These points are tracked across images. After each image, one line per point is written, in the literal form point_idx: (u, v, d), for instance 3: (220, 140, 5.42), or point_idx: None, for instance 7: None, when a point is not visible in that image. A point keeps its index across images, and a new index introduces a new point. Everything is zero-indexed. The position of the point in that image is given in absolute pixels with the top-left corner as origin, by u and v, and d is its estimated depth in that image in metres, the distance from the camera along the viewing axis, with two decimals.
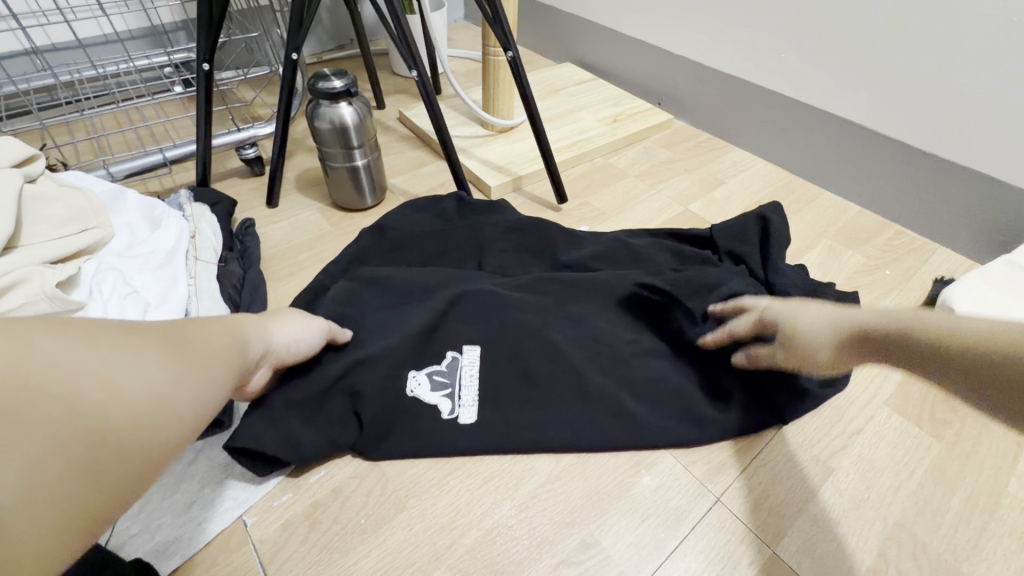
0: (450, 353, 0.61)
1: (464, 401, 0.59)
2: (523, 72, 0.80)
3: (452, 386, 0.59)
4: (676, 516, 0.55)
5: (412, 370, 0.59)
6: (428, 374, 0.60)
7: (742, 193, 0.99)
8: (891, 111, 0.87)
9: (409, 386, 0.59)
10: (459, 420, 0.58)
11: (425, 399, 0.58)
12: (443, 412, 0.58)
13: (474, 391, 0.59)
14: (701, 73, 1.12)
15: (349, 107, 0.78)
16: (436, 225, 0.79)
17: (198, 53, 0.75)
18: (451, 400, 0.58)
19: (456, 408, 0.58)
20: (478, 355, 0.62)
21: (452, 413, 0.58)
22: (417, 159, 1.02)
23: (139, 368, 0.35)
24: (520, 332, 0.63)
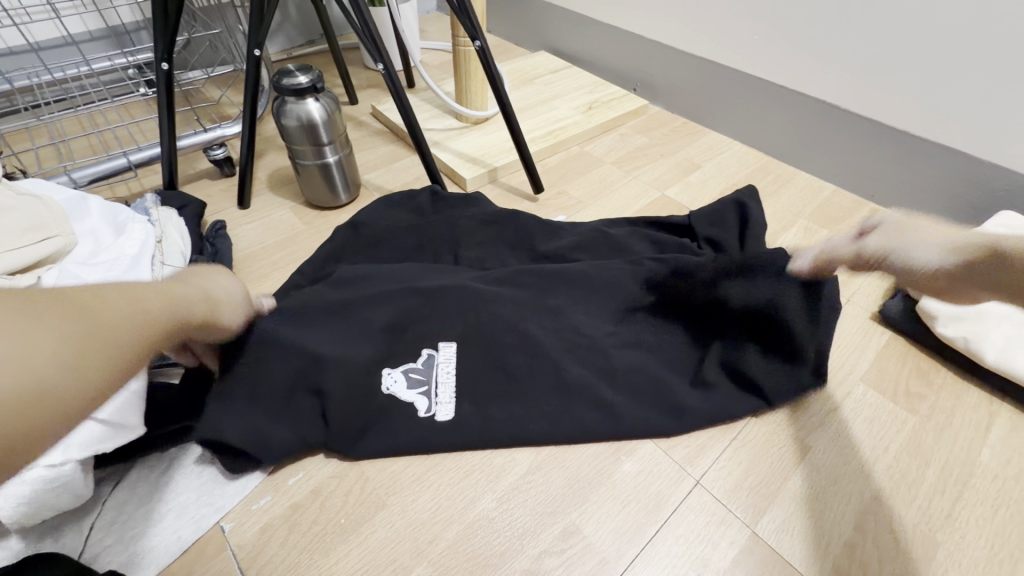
0: (426, 350, 0.61)
1: (441, 399, 0.58)
2: (493, 62, 0.79)
3: (429, 383, 0.59)
4: (657, 500, 0.55)
5: (387, 367, 0.59)
6: (405, 371, 0.59)
7: (719, 177, 0.99)
8: (861, 89, 0.87)
9: (384, 383, 0.58)
10: (436, 419, 0.58)
11: (401, 397, 0.58)
12: (419, 410, 0.58)
13: (450, 388, 0.59)
14: (674, 57, 1.12)
15: (315, 103, 0.77)
16: (411, 219, 0.78)
17: (157, 54, 0.72)
18: (428, 399, 0.58)
19: (432, 406, 0.58)
20: (455, 352, 0.61)
21: (429, 411, 0.58)
22: (391, 154, 1.01)
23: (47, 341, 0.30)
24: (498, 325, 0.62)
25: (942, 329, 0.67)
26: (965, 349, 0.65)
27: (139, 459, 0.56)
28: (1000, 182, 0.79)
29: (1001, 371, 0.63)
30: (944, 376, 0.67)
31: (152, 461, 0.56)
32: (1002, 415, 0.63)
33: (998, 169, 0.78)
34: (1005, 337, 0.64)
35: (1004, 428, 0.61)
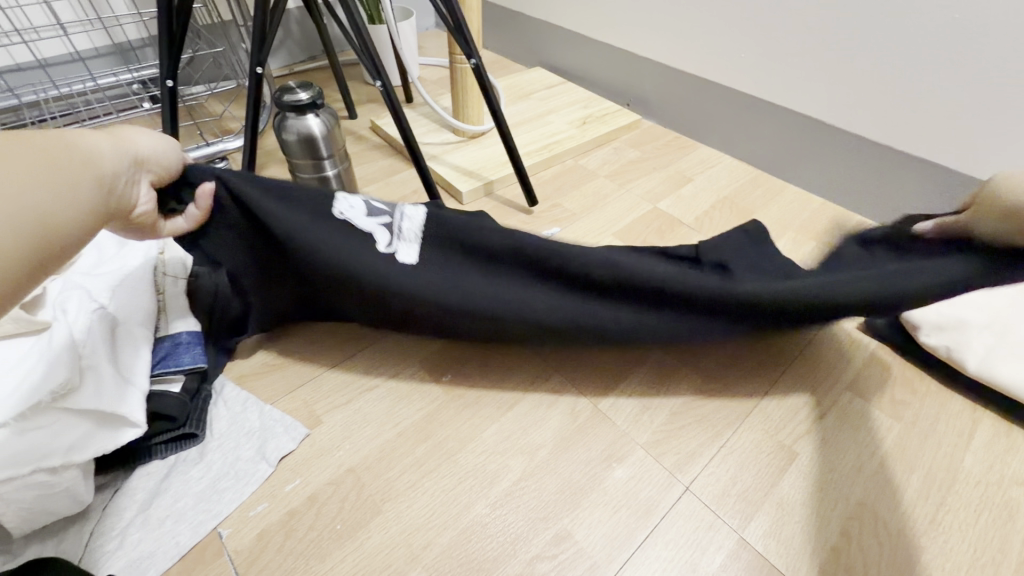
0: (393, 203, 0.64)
1: (403, 240, 0.62)
2: (488, 79, 0.81)
3: (387, 220, 0.62)
4: (647, 507, 0.56)
5: (344, 195, 0.62)
6: (364, 202, 0.63)
7: (709, 190, 1.01)
8: (845, 105, 0.90)
9: (338, 207, 0.61)
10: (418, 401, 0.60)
11: (360, 225, 0.61)
12: (379, 244, 0.62)
13: (411, 230, 0.62)
14: (666, 74, 1.15)
15: (315, 119, 0.79)
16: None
17: (161, 72, 0.74)
18: (389, 234, 0.62)
19: (393, 243, 0.62)
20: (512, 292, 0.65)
21: (390, 247, 0.62)
22: (389, 168, 1.04)
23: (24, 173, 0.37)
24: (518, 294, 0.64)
25: (925, 337, 0.69)
26: (946, 358, 0.67)
27: (138, 467, 0.57)
28: None
29: (981, 379, 0.65)
30: (928, 383, 0.68)
31: (151, 467, 0.57)
32: (986, 422, 0.64)
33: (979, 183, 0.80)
34: (985, 345, 0.66)
35: (987, 435, 0.63)
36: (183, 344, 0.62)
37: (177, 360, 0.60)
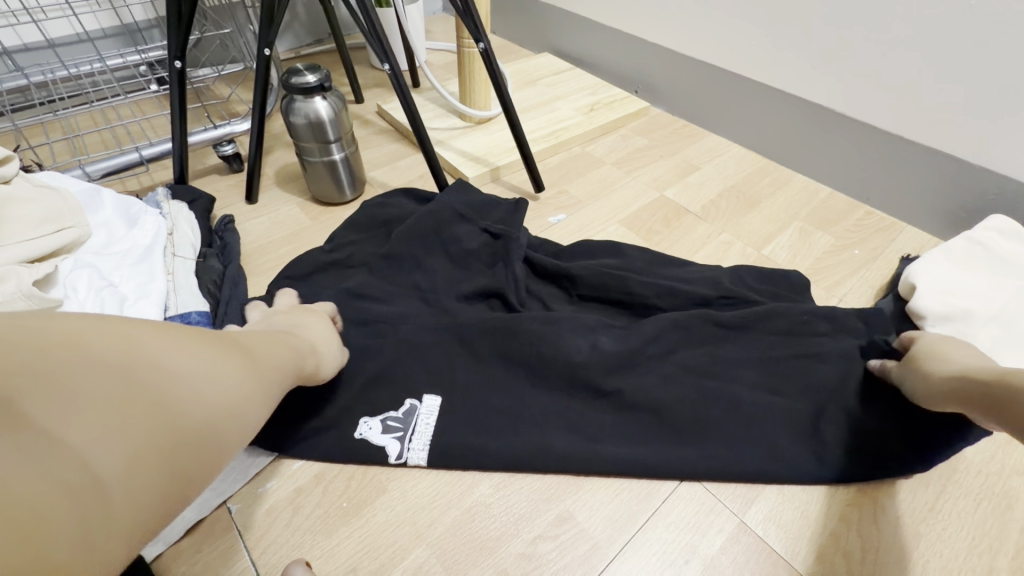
0: (408, 400, 0.60)
1: (413, 445, 0.57)
2: (495, 63, 0.80)
3: (404, 429, 0.58)
4: (649, 490, 0.57)
5: (365, 415, 0.59)
6: (382, 418, 0.59)
7: (717, 178, 1.01)
8: (856, 93, 0.89)
9: (359, 429, 0.58)
10: (406, 465, 0.57)
11: (374, 441, 0.58)
12: (391, 456, 0.57)
13: (425, 437, 0.58)
14: (675, 60, 1.13)
15: (323, 102, 0.79)
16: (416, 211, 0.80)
17: (170, 51, 0.74)
18: (401, 444, 0.57)
19: (404, 453, 0.57)
20: (569, 446, 0.57)
21: (401, 457, 0.57)
22: (395, 152, 1.03)
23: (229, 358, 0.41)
24: (535, 401, 0.60)
25: (930, 327, 0.68)
26: None
27: None
28: (991, 185, 0.80)
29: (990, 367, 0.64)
30: None
31: None
32: None
33: (989, 173, 0.80)
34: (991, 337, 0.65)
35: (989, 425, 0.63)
36: (193, 324, 0.61)
37: None
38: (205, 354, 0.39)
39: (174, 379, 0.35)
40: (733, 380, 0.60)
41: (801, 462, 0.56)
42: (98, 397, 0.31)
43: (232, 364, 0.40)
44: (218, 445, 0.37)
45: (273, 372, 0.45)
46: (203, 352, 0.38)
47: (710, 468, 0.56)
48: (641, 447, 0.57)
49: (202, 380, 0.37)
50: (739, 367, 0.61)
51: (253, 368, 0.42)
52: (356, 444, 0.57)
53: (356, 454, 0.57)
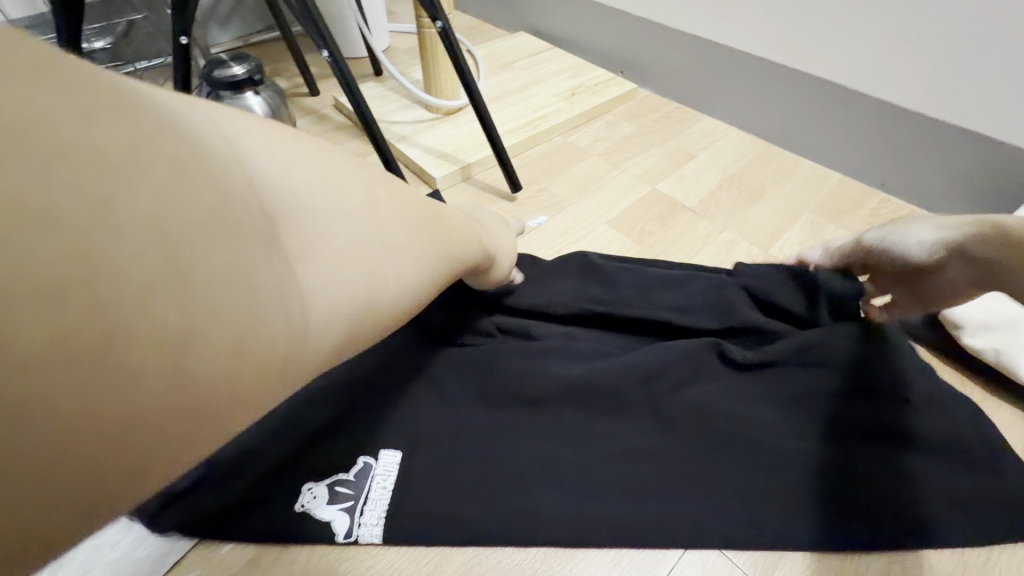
0: (361, 459, 0.51)
1: (366, 520, 0.48)
2: (456, 44, 0.69)
3: (355, 499, 0.49)
4: (653, 556, 0.48)
5: (309, 481, 0.49)
6: (329, 484, 0.49)
7: (715, 167, 0.90)
8: (869, 65, 0.79)
9: (302, 499, 0.49)
10: (358, 544, 0.47)
11: (320, 514, 0.48)
12: (339, 534, 0.48)
13: (380, 508, 0.49)
14: (663, 35, 1.02)
15: (255, 97, 0.67)
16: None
17: (60, 44, 0.61)
18: (350, 518, 0.48)
19: (354, 530, 0.48)
20: (552, 504, 0.48)
21: (350, 535, 0.48)
22: (354, 151, 0.92)
23: (416, 230, 0.33)
24: (514, 452, 0.51)
25: (968, 340, 0.59)
26: (995, 364, 0.57)
27: None
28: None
29: None
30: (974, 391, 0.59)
31: None
32: None
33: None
34: None
35: None
36: None
37: None
38: (396, 224, 0.32)
39: (349, 218, 0.29)
40: (747, 414, 0.53)
41: (828, 517, 0.47)
42: (280, 226, 0.25)
43: (408, 240, 0.32)
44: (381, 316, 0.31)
45: (448, 252, 0.37)
46: (391, 217, 0.31)
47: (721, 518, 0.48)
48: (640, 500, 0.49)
49: (384, 250, 0.30)
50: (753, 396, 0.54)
51: (443, 248, 0.36)
52: (298, 520, 0.48)
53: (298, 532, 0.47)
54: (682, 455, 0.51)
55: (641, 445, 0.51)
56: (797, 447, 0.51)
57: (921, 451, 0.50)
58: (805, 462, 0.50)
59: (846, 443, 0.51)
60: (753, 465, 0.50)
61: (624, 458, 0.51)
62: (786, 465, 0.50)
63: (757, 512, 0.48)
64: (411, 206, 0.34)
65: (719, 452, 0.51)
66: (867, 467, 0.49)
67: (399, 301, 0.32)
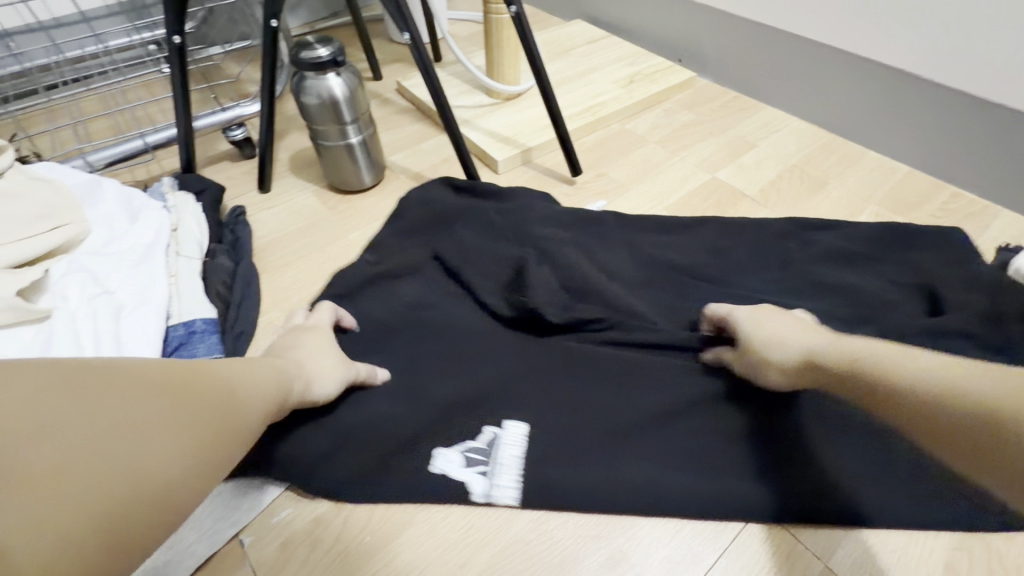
0: (489, 427, 0.53)
1: (500, 481, 0.50)
2: (528, 29, 0.71)
3: (488, 463, 0.51)
4: (714, 526, 0.49)
5: (439, 448, 0.51)
6: (462, 451, 0.52)
7: (775, 157, 0.90)
8: (946, 54, 0.76)
9: (437, 464, 0.51)
10: (494, 504, 0.50)
11: (456, 477, 0.51)
12: (475, 494, 0.50)
13: (514, 470, 0.51)
14: (725, 24, 1.01)
15: (336, 78, 0.71)
16: (447, 204, 0.73)
17: (167, 25, 0.66)
18: (487, 480, 0.51)
19: (492, 492, 0.50)
20: (607, 470, 0.50)
21: (487, 495, 0.50)
22: (418, 134, 0.95)
23: (179, 400, 0.36)
24: (562, 416, 0.54)
25: None
26: None
27: None
28: None
29: None
30: None
31: None
32: None
33: None
34: None
35: None
36: (197, 333, 0.55)
37: (190, 350, 0.53)
38: (153, 405, 0.34)
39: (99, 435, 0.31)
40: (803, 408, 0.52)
41: (892, 501, 0.48)
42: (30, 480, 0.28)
43: (174, 416, 0.35)
44: (176, 508, 0.33)
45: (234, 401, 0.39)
46: (151, 404, 0.34)
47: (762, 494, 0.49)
48: (685, 469, 0.50)
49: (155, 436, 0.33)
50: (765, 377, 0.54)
51: (227, 402, 0.39)
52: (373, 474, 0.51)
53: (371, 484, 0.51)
54: (737, 445, 0.51)
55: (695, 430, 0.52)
56: (851, 439, 0.51)
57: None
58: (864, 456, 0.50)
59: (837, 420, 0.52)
60: (809, 458, 0.50)
61: (686, 435, 0.52)
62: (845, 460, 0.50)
63: (818, 504, 0.48)
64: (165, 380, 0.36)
65: (775, 445, 0.51)
66: (856, 445, 0.50)
67: (199, 457, 0.35)
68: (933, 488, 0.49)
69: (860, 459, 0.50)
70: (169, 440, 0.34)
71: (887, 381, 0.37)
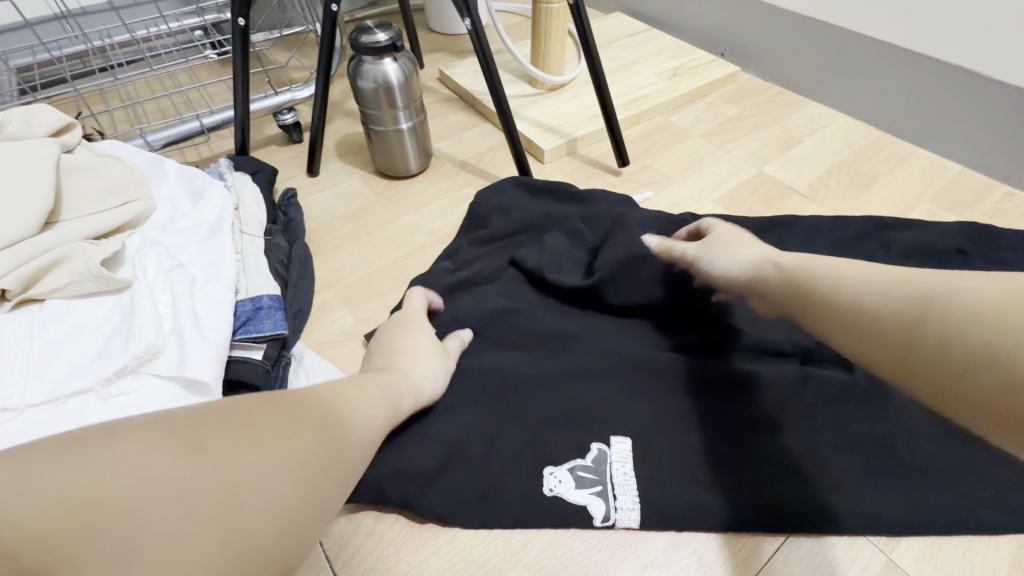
0: (597, 444, 0.51)
1: (622, 505, 0.49)
2: (586, 18, 0.71)
3: (603, 483, 0.50)
4: None
5: (550, 466, 0.50)
6: (571, 470, 0.50)
7: (823, 152, 0.89)
8: (1007, 50, 0.75)
9: (547, 484, 0.50)
10: (614, 528, 0.49)
11: (570, 499, 0.49)
12: (594, 517, 0.49)
13: (631, 492, 0.50)
14: (772, 17, 1.00)
15: (393, 64, 0.72)
16: (530, 210, 0.71)
17: (232, 6, 0.67)
18: (605, 503, 0.49)
19: (610, 515, 0.49)
20: (630, 448, 0.52)
21: (608, 519, 0.49)
22: (462, 122, 0.96)
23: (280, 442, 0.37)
24: (583, 394, 0.55)
25: None
26: None
27: None
28: None
29: None
30: None
31: None
32: None
33: None
34: None
35: None
36: (264, 309, 0.56)
37: (258, 325, 0.54)
38: (264, 452, 0.36)
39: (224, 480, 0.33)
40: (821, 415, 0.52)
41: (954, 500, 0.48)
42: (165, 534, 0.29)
43: (281, 464, 0.36)
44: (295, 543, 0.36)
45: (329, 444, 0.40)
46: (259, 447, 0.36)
47: (800, 487, 0.49)
48: (720, 459, 0.50)
49: (263, 482, 0.35)
50: (774, 371, 0.55)
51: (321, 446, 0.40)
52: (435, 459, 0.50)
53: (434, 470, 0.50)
54: (757, 449, 0.51)
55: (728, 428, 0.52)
56: (870, 448, 0.50)
57: (890, 413, 0.52)
58: (885, 466, 0.49)
59: (841, 404, 0.53)
60: (832, 466, 0.49)
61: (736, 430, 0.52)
62: (864, 472, 0.49)
63: (848, 516, 0.48)
64: (269, 419, 0.38)
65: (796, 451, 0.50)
66: (863, 428, 0.52)
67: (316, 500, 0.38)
68: (934, 478, 0.49)
69: (881, 471, 0.49)
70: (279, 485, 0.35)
71: (870, 318, 0.35)
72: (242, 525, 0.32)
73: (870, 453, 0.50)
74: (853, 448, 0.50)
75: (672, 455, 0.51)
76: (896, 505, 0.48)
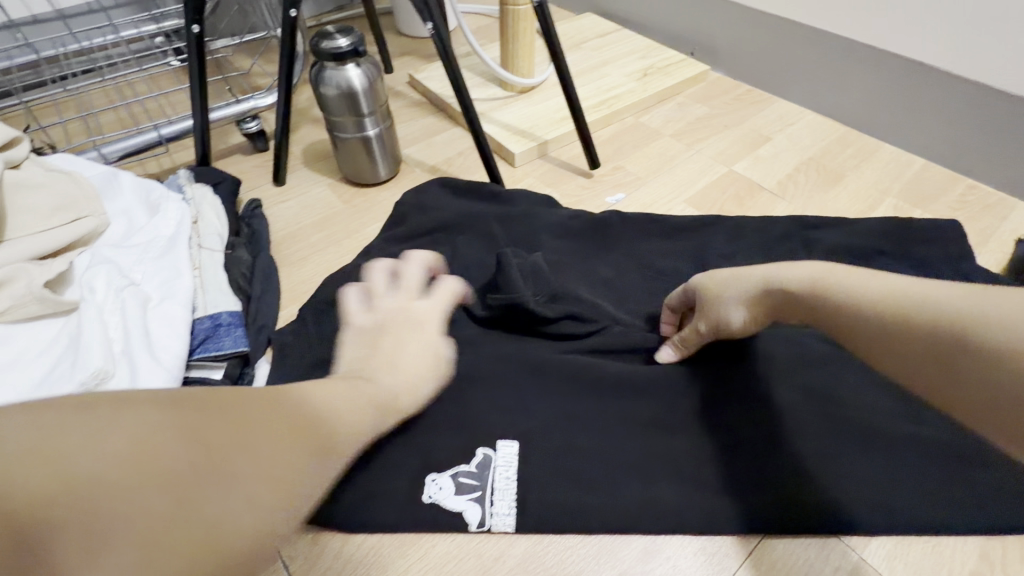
0: (482, 450, 0.51)
1: (498, 509, 0.49)
2: (551, 21, 0.70)
3: (482, 488, 0.49)
4: None
5: (433, 473, 0.50)
6: (453, 476, 0.50)
7: (792, 149, 0.90)
8: (965, 46, 0.76)
9: (428, 491, 0.49)
10: (491, 533, 0.48)
11: (449, 505, 0.49)
12: (470, 523, 0.49)
13: (509, 495, 0.49)
14: (739, 16, 1.01)
15: (356, 69, 0.70)
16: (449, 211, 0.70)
17: (186, 13, 0.65)
18: (482, 508, 0.49)
19: (486, 520, 0.49)
20: (516, 452, 0.51)
21: (483, 524, 0.48)
22: (431, 127, 0.94)
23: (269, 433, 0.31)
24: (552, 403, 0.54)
25: None
26: None
27: None
28: None
29: None
30: None
31: None
32: None
33: None
34: None
35: None
36: (223, 326, 0.55)
37: (217, 343, 0.54)
38: (258, 437, 0.31)
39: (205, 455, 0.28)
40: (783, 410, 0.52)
41: (924, 496, 0.48)
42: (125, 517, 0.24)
43: (274, 452, 0.31)
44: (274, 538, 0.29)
45: (324, 434, 0.35)
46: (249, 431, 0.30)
47: (763, 486, 0.48)
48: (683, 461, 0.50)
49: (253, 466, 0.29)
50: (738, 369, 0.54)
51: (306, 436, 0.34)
52: (404, 476, 0.49)
53: (403, 486, 0.49)
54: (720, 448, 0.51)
55: (690, 428, 0.52)
56: (833, 443, 0.50)
57: (853, 408, 0.52)
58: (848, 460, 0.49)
59: (803, 400, 0.53)
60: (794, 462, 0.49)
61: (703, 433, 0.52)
62: (827, 465, 0.49)
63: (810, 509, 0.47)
64: (264, 409, 0.32)
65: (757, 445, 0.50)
66: (824, 423, 0.52)
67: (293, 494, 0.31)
68: (897, 474, 0.49)
69: (843, 464, 0.49)
70: (269, 470, 0.30)
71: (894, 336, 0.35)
72: (205, 528, 0.26)
73: (832, 447, 0.50)
74: (814, 443, 0.50)
75: (644, 461, 0.51)
76: (857, 498, 0.48)
